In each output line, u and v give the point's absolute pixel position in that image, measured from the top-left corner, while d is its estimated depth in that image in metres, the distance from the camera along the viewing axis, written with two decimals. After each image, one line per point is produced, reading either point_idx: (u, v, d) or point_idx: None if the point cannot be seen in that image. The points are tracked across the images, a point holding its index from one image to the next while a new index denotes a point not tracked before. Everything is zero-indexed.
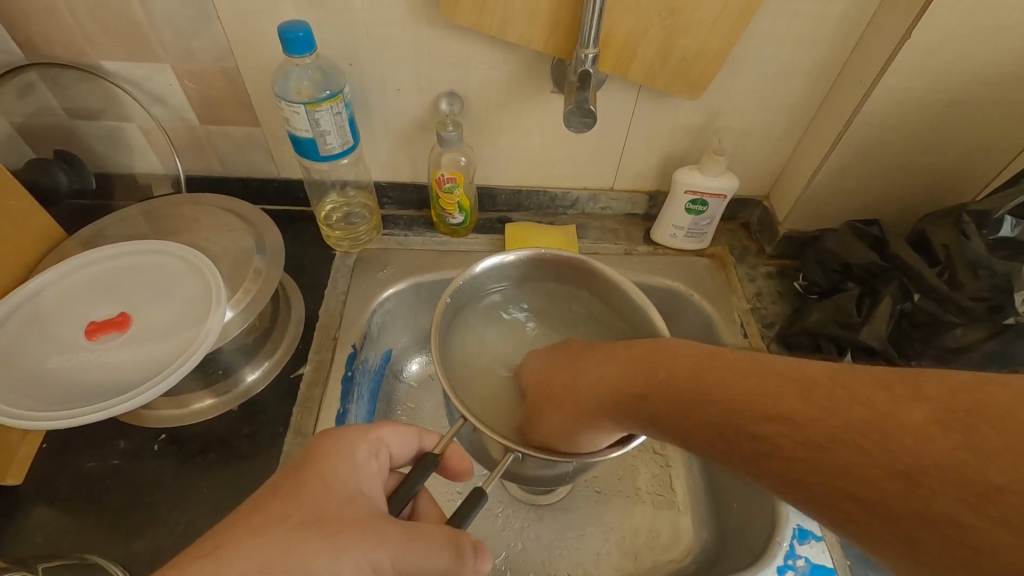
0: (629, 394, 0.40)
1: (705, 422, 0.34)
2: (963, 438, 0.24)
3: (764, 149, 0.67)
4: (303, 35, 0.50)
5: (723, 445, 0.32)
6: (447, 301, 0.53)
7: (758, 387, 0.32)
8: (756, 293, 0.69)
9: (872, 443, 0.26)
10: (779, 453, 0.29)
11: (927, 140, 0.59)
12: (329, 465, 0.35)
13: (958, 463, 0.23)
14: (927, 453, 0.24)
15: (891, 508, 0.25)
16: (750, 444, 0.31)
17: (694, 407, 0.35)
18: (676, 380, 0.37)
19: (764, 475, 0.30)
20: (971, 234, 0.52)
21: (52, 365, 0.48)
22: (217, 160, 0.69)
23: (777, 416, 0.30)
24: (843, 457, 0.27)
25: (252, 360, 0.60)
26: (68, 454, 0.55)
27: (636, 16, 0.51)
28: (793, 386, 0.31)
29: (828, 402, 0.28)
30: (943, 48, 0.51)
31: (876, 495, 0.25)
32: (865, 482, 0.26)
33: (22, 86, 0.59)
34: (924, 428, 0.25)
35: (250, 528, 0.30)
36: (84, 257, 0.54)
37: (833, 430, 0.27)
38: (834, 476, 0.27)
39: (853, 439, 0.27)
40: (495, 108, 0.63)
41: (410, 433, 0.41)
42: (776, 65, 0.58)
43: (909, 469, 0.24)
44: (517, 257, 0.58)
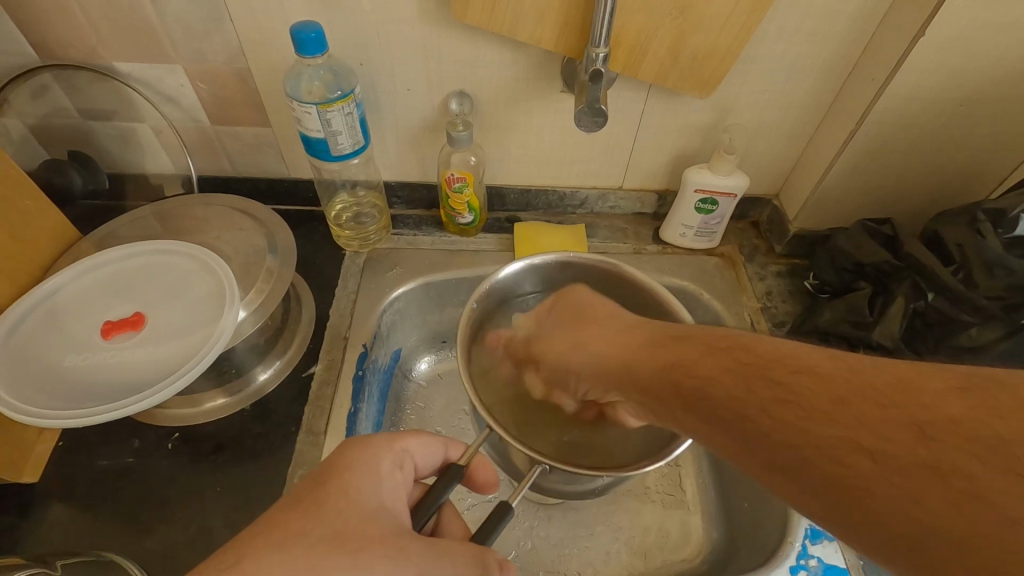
0: (643, 363, 0.39)
1: (718, 379, 0.33)
2: (982, 400, 0.24)
3: (775, 148, 0.67)
4: (314, 36, 0.50)
5: (729, 400, 0.32)
6: (471, 305, 0.54)
7: (783, 352, 0.32)
8: (766, 292, 0.69)
9: (890, 400, 0.26)
10: (789, 405, 0.28)
11: (940, 138, 0.58)
12: (353, 478, 0.35)
13: (975, 419, 0.23)
14: (945, 411, 0.24)
15: (898, 460, 0.24)
16: (759, 399, 0.30)
17: (711, 367, 0.34)
18: (700, 348, 0.36)
19: (767, 433, 0.29)
20: (987, 233, 0.52)
21: (68, 363, 0.49)
22: (228, 161, 0.69)
23: (801, 372, 0.29)
24: (860, 409, 0.26)
25: (264, 360, 0.60)
26: (82, 452, 0.56)
27: (647, 16, 0.51)
28: (817, 353, 0.30)
29: (854, 365, 0.28)
30: (958, 46, 0.51)
31: (884, 446, 0.24)
32: (874, 434, 0.25)
33: (36, 88, 0.60)
34: (943, 390, 0.25)
35: (269, 542, 0.30)
36: (100, 257, 0.55)
37: (855, 387, 0.27)
38: (843, 428, 0.26)
39: (871, 396, 0.26)
40: (505, 107, 0.63)
41: (435, 443, 0.42)
42: (787, 63, 0.58)
43: (922, 422, 0.24)
44: (541, 260, 0.58)
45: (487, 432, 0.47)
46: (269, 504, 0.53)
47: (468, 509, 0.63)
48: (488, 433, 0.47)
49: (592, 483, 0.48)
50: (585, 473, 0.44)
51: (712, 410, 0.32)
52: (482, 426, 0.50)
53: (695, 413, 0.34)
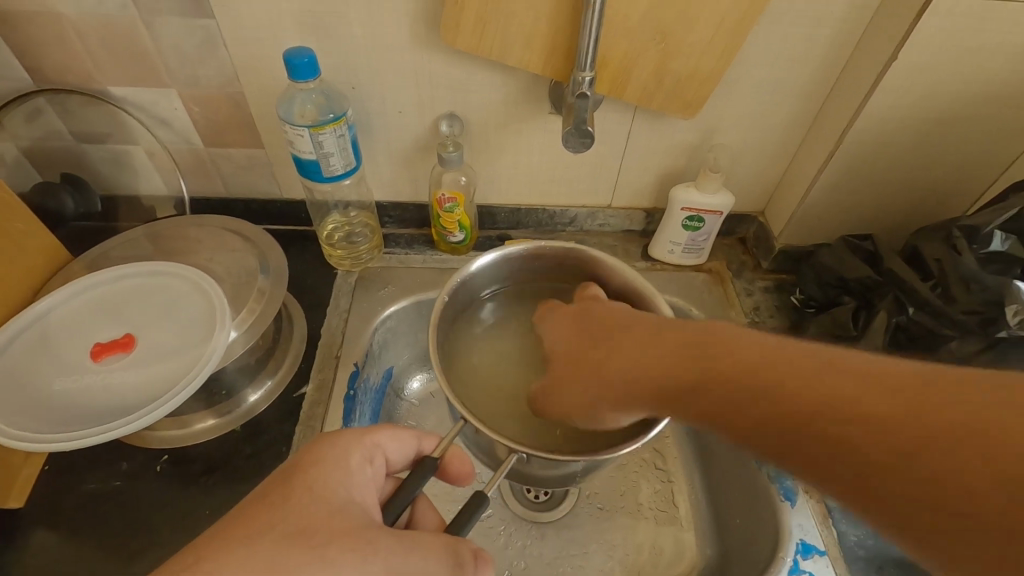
0: (684, 381, 0.40)
1: (775, 412, 0.34)
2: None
3: (759, 166, 0.68)
4: (307, 61, 0.51)
5: (791, 437, 0.33)
6: (444, 300, 0.54)
7: (833, 383, 0.32)
8: (754, 307, 0.70)
9: (962, 444, 0.27)
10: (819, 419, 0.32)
11: (919, 156, 0.60)
12: (319, 473, 0.35)
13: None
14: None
15: (981, 510, 0.26)
16: (823, 439, 0.32)
17: (763, 399, 0.35)
18: (738, 367, 0.37)
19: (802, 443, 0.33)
20: (962, 248, 0.53)
21: (58, 386, 0.49)
22: (221, 182, 0.70)
23: (857, 414, 0.31)
24: (931, 459, 0.28)
25: (254, 381, 0.60)
26: (70, 476, 0.55)
27: (630, 41, 0.53)
28: (868, 382, 0.32)
29: (915, 401, 0.30)
30: (930, 69, 0.52)
31: (964, 496, 0.27)
32: (902, 455, 0.29)
33: (30, 111, 0.60)
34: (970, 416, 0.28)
35: (232, 542, 0.30)
36: (91, 278, 0.55)
37: (920, 428, 0.29)
38: (875, 448, 0.30)
39: (941, 442, 0.28)
40: (495, 129, 0.64)
41: (408, 437, 0.42)
42: (767, 86, 0.60)
43: (1000, 472, 0.26)
44: (515, 251, 0.59)
45: (462, 425, 0.47)
46: None
47: None
48: (462, 425, 0.47)
49: (570, 468, 0.47)
50: (569, 459, 0.43)
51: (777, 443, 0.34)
52: (456, 417, 0.49)
53: (757, 444, 0.35)
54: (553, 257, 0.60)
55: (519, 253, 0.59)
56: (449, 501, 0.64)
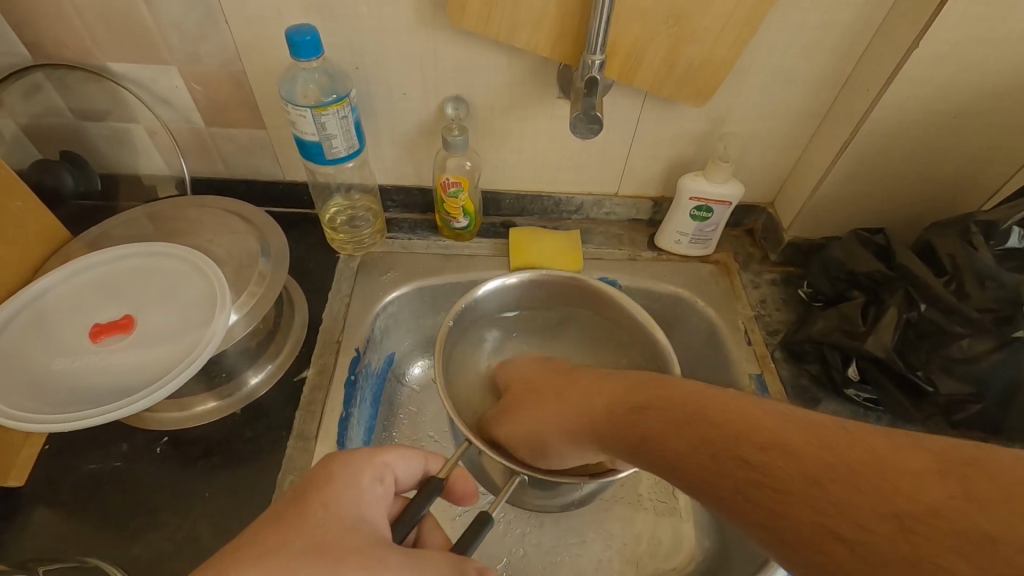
0: (628, 415, 0.41)
1: (700, 442, 0.35)
2: (960, 489, 0.24)
3: (770, 156, 0.67)
4: (310, 39, 0.50)
5: (708, 470, 0.33)
6: (449, 322, 0.55)
7: (781, 439, 0.31)
8: (760, 299, 0.69)
9: (865, 482, 0.27)
10: (764, 482, 0.30)
11: (933, 149, 0.59)
12: (334, 491, 0.35)
13: (953, 510, 0.24)
14: (924, 499, 0.25)
15: (879, 549, 0.25)
16: (736, 471, 0.32)
17: (692, 431, 0.36)
18: (681, 404, 0.38)
19: (750, 507, 0.30)
20: (979, 244, 0.52)
21: (56, 367, 0.48)
22: (222, 162, 0.69)
23: (773, 449, 0.31)
24: (835, 493, 0.27)
25: (255, 364, 0.60)
26: (69, 456, 0.55)
27: (642, 24, 0.51)
28: (789, 424, 0.32)
29: (832, 442, 0.29)
30: (949, 59, 0.51)
31: (861, 533, 0.26)
32: (851, 518, 0.26)
33: (29, 87, 0.59)
34: (922, 475, 0.26)
35: (251, 560, 0.30)
36: (90, 259, 0.54)
37: (830, 463, 0.28)
38: (823, 512, 0.27)
39: (847, 478, 0.27)
40: (501, 113, 0.63)
41: (416, 456, 0.42)
42: (781, 74, 0.58)
43: (899, 512, 0.25)
44: (518, 278, 0.59)
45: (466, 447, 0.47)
46: (257, 509, 0.52)
47: (458, 515, 0.63)
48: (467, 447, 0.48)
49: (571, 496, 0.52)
50: (568, 481, 0.47)
51: (698, 478, 0.34)
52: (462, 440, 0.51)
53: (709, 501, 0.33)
54: (565, 286, 0.61)
55: (525, 277, 0.59)
56: None
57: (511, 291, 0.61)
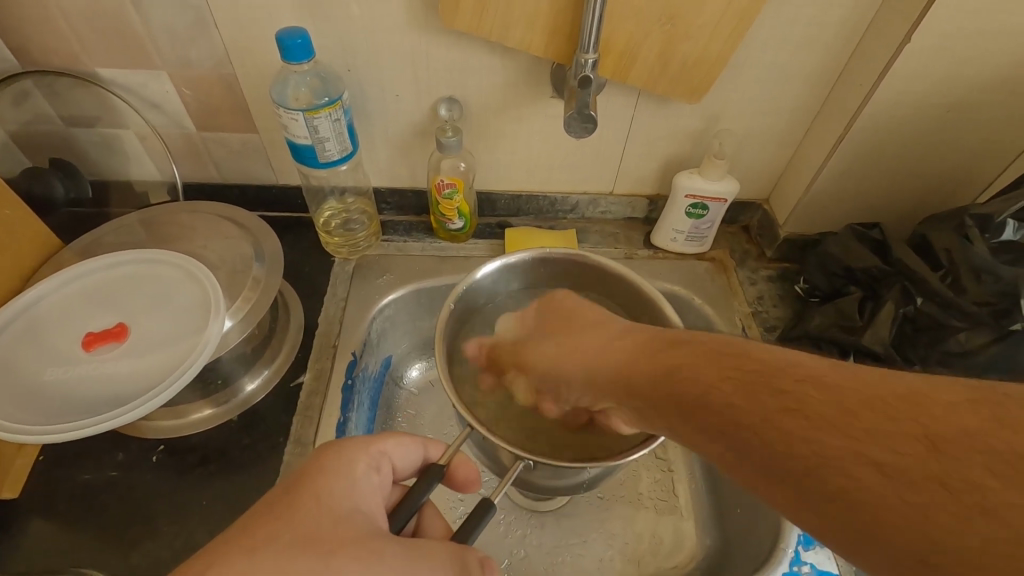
0: (647, 364, 0.38)
1: (727, 380, 0.32)
2: (996, 414, 0.23)
3: (764, 152, 0.67)
4: (301, 42, 0.50)
5: (734, 404, 0.30)
6: (449, 306, 0.54)
7: (801, 372, 0.29)
8: (757, 296, 0.69)
9: (898, 411, 0.25)
10: (785, 413, 0.28)
11: (928, 143, 0.59)
12: (325, 481, 0.35)
13: (989, 433, 0.23)
14: (961, 424, 0.23)
15: (911, 473, 0.23)
16: (755, 406, 0.29)
17: (715, 371, 0.33)
18: (705, 349, 0.35)
19: (769, 443, 0.28)
20: (974, 238, 0.52)
21: (48, 376, 0.48)
22: (215, 167, 0.68)
23: (805, 384, 0.29)
24: (867, 422, 0.25)
25: (251, 370, 0.59)
26: (64, 466, 0.55)
27: (636, 22, 0.51)
28: (818, 363, 0.30)
29: (863, 377, 0.28)
30: (944, 52, 0.51)
31: (892, 458, 0.24)
32: (880, 444, 0.25)
33: (18, 94, 0.59)
34: (955, 403, 0.24)
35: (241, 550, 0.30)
36: (82, 267, 0.54)
37: (863, 395, 0.26)
38: (850, 439, 0.25)
39: (877, 406, 0.26)
40: (495, 113, 0.62)
41: (413, 444, 0.42)
42: (775, 69, 0.58)
43: (933, 435, 0.24)
44: (520, 258, 0.58)
45: (468, 430, 0.46)
46: None
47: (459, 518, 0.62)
48: (470, 431, 0.46)
49: (579, 477, 0.49)
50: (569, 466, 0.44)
51: (718, 411, 0.31)
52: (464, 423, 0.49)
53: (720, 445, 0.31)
54: (571, 264, 0.59)
55: (525, 258, 0.59)
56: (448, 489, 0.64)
57: (514, 271, 0.60)
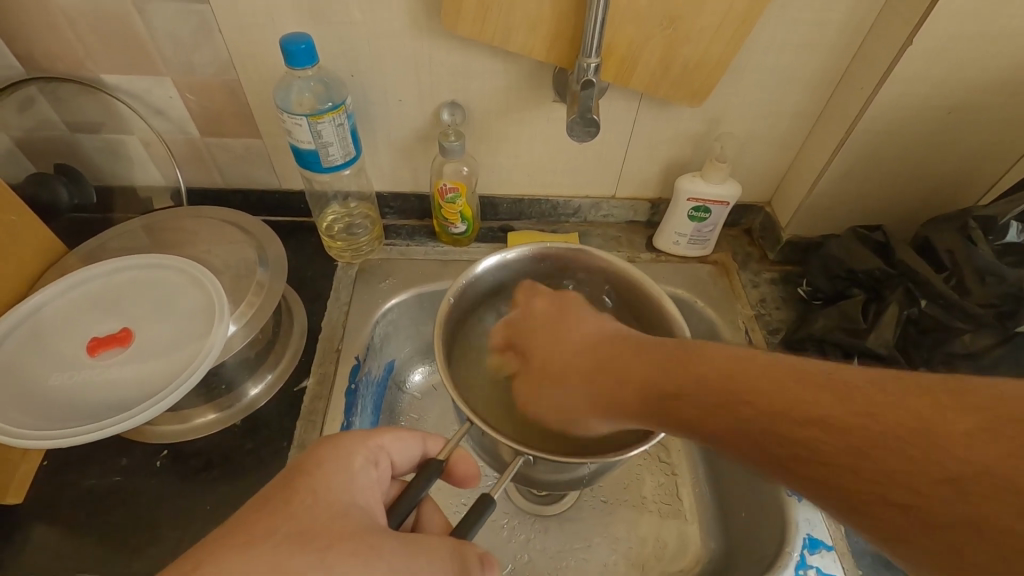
0: (659, 389, 0.40)
1: (742, 418, 0.35)
2: (1010, 447, 0.26)
3: (766, 155, 0.67)
4: (304, 47, 0.50)
5: (769, 441, 0.33)
6: (449, 301, 0.53)
7: (824, 407, 0.32)
8: (760, 299, 0.69)
9: (913, 451, 0.28)
10: (817, 455, 0.31)
11: (929, 145, 0.59)
12: (322, 478, 0.35)
13: (1004, 470, 0.26)
14: (978, 462, 0.26)
15: (941, 515, 0.27)
16: (790, 448, 0.32)
17: (731, 407, 0.35)
18: (713, 375, 0.37)
19: (810, 481, 0.31)
20: (978, 239, 0.52)
21: (52, 381, 0.48)
22: (218, 173, 0.68)
23: (818, 426, 0.31)
24: (893, 465, 0.28)
25: (255, 375, 0.60)
26: (68, 472, 0.55)
27: (637, 27, 0.51)
28: (823, 392, 0.32)
29: (870, 411, 0.30)
30: (945, 55, 0.51)
31: (922, 501, 0.27)
32: (911, 488, 0.28)
33: (22, 101, 0.59)
34: (970, 437, 0.27)
35: (234, 546, 0.30)
36: (86, 273, 0.54)
37: (881, 434, 0.29)
38: (883, 484, 0.29)
39: (901, 447, 0.29)
40: (497, 117, 0.63)
41: (412, 438, 0.42)
42: (777, 73, 0.58)
43: (956, 475, 0.27)
44: (517, 254, 0.58)
45: (468, 427, 0.46)
46: None
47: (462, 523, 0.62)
48: (468, 427, 0.46)
49: (579, 472, 0.48)
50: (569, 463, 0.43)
51: (754, 444, 0.34)
52: (463, 419, 0.49)
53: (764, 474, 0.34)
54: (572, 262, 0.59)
55: (523, 254, 0.58)
56: (451, 493, 0.64)
57: (511, 267, 0.60)
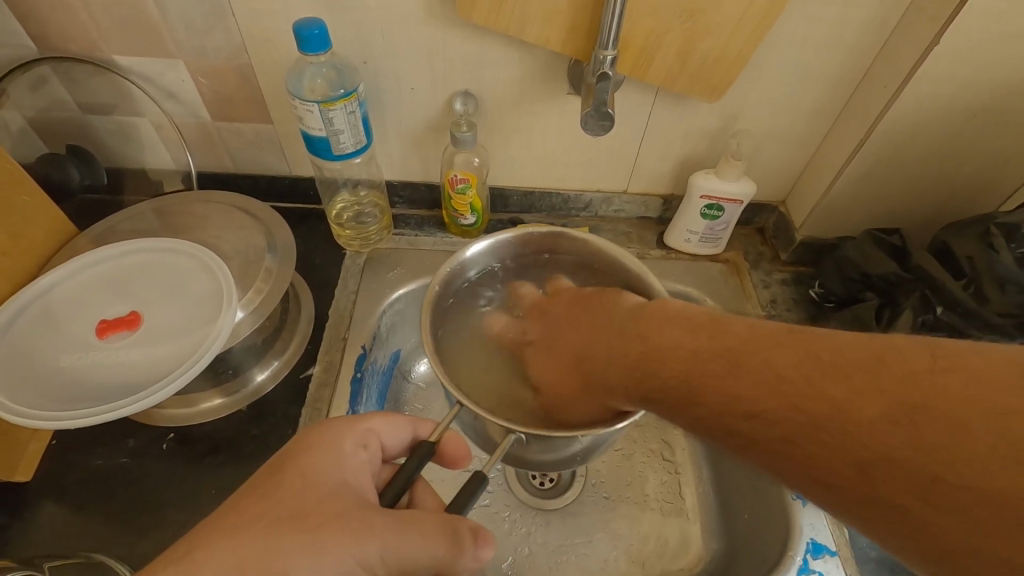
0: (622, 379, 0.43)
1: (693, 408, 0.37)
2: (913, 433, 0.27)
3: (782, 154, 0.66)
4: (318, 33, 0.49)
5: (714, 428, 0.36)
6: (436, 288, 0.52)
7: (757, 396, 0.33)
8: (771, 299, 0.68)
9: (835, 438, 0.29)
10: (755, 442, 0.33)
11: (953, 147, 0.57)
12: (312, 460, 0.35)
13: (905, 456, 0.27)
14: (883, 448, 0.28)
15: (856, 494, 0.29)
16: (729, 433, 0.35)
17: (682, 395, 0.38)
18: (667, 364, 0.39)
19: (750, 458, 0.34)
20: (999, 246, 0.51)
21: (62, 363, 0.48)
22: (229, 157, 0.68)
23: (756, 417, 0.33)
24: (811, 450, 0.31)
25: (261, 361, 0.60)
26: (76, 452, 0.55)
27: (656, 19, 0.50)
28: (759, 381, 0.34)
29: (797, 398, 0.32)
30: (971, 56, 0.50)
31: (838, 482, 0.30)
32: (829, 470, 0.30)
33: (35, 80, 0.59)
34: (877, 424, 0.28)
35: (224, 528, 0.30)
36: (95, 255, 0.54)
37: (801, 423, 0.31)
38: (805, 467, 0.31)
39: (817, 435, 0.30)
40: (510, 108, 0.62)
41: (402, 422, 0.41)
42: (797, 69, 0.57)
43: (865, 461, 0.28)
44: (505, 238, 0.57)
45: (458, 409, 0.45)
46: None
47: None
48: (459, 410, 0.46)
49: (571, 449, 0.46)
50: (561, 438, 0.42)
51: (702, 429, 0.37)
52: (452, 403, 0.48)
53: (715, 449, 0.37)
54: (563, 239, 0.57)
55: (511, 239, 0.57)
56: (454, 486, 0.64)
57: (498, 251, 0.59)
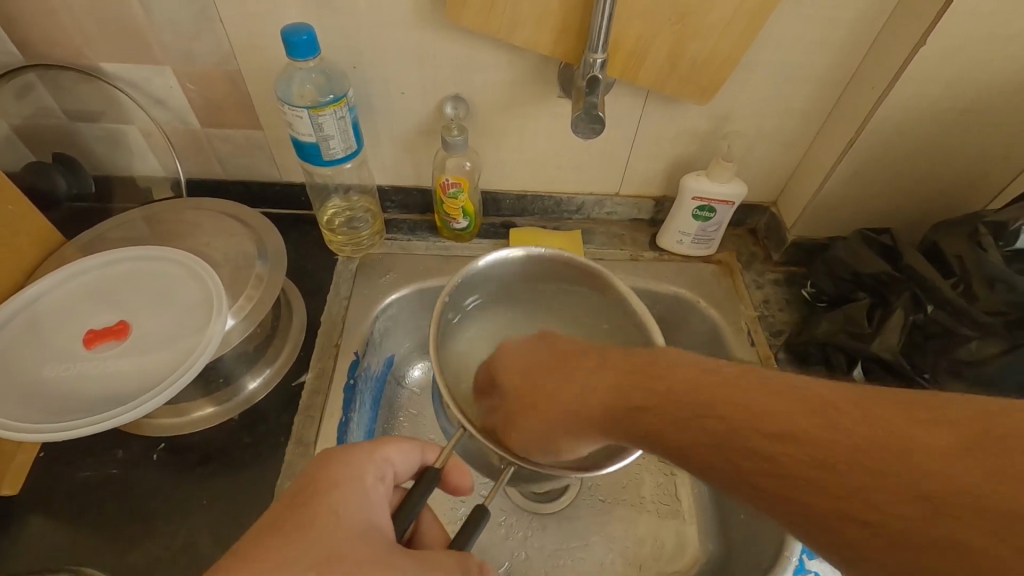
0: (614, 399, 0.39)
1: (705, 428, 0.33)
2: (994, 464, 0.24)
3: (773, 154, 0.66)
4: (307, 38, 0.49)
5: (731, 454, 0.32)
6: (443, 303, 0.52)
7: (790, 417, 0.30)
8: (763, 300, 0.68)
9: (892, 467, 0.26)
10: (780, 471, 0.29)
11: (940, 146, 0.58)
12: (339, 496, 0.35)
13: (986, 490, 0.24)
14: (954, 479, 0.24)
15: (911, 535, 0.25)
16: (747, 460, 0.31)
17: (699, 410, 0.34)
18: (683, 380, 0.36)
19: (767, 489, 0.30)
20: (987, 246, 0.52)
21: (49, 374, 0.48)
22: (218, 163, 0.68)
23: (786, 439, 0.30)
24: (859, 480, 0.27)
25: (253, 369, 0.59)
26: (65, 464, 0.54)
27: (646, 21, 0.50)
28: (792, 400, 0.31)
29: (845, 423, 0.28)
30: (958, 56, 0.50)
31: (888, 520, 0.25)
32: (881, 505, 0.26)
33: (21, 88, 0.58)
34: (949, 452, 0.25)
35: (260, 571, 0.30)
36: (82, 264, 0.54)
37: (846, 447, 0.28)
38: (847, 500, 0.27)
39: (869, 463, 0.27)
40: (501, 112, 0.62)
41: (413, 449, 0.41)
42: (786, 71, 0.57)
43: (932, 494, 0.25)
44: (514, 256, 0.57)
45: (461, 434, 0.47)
46: (257, 515, 0.51)
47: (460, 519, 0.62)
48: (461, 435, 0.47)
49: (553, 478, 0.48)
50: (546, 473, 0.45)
51: (713, 453, 0.32)
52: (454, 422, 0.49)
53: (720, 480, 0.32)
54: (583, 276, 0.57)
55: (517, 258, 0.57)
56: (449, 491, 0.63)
57: (505, 271, 0.58)
